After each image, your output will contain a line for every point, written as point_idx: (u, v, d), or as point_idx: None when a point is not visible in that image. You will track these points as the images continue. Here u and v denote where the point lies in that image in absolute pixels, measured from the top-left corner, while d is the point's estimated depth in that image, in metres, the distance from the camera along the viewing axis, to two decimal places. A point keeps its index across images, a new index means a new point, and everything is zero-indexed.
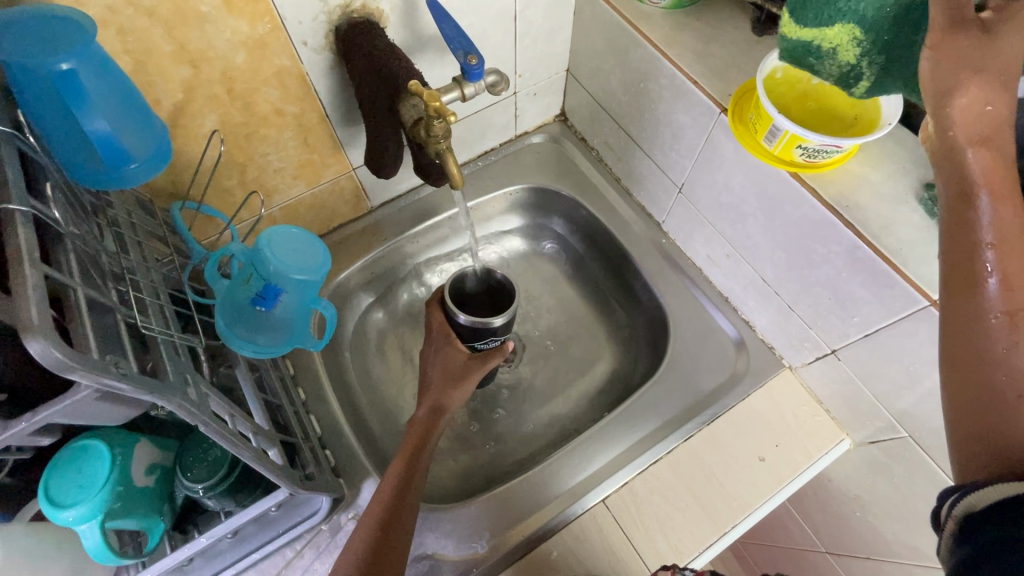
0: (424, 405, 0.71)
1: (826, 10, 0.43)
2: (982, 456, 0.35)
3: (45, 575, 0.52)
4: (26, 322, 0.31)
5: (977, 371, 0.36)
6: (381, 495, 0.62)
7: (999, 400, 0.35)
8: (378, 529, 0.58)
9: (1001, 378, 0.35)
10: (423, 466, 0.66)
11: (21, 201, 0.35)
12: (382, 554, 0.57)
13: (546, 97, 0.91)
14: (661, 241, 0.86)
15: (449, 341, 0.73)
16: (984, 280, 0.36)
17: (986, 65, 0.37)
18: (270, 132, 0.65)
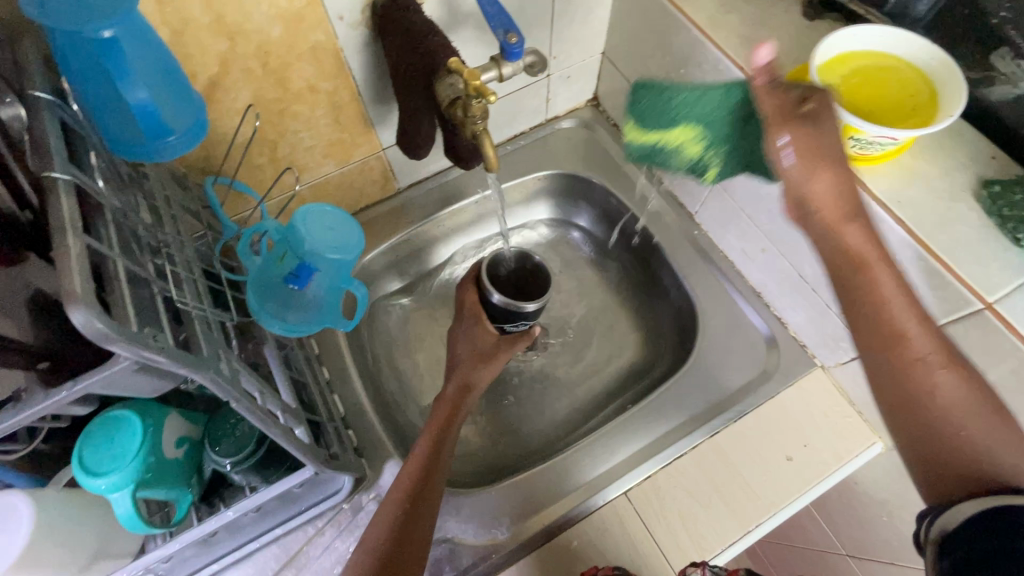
0: (452, 385, 0.72)
1: (668, 121, 0.60)
2: (947, 478, 0.44)
3: (78, 539, 0.53)
4: (70, 291, 0.31)
5: (919, 405, 0.45)
6: (409, 469, 0.62)
7: (941, 423, 0.44)
8: (406, 502, 0.59)
9: (938, 407, 0.44)
10: (450, 443, 0.66)
11: (64, 169, 0.35)
12: (409, 527, 0.57)
13: (580, 81, 0.89)
14: (693, 232, 0.84)
15: (478, 321, 0.74)
16: (900, 331, 0.46)
17: (834, 154, 0.47)
18: (303, 109, 0.65)
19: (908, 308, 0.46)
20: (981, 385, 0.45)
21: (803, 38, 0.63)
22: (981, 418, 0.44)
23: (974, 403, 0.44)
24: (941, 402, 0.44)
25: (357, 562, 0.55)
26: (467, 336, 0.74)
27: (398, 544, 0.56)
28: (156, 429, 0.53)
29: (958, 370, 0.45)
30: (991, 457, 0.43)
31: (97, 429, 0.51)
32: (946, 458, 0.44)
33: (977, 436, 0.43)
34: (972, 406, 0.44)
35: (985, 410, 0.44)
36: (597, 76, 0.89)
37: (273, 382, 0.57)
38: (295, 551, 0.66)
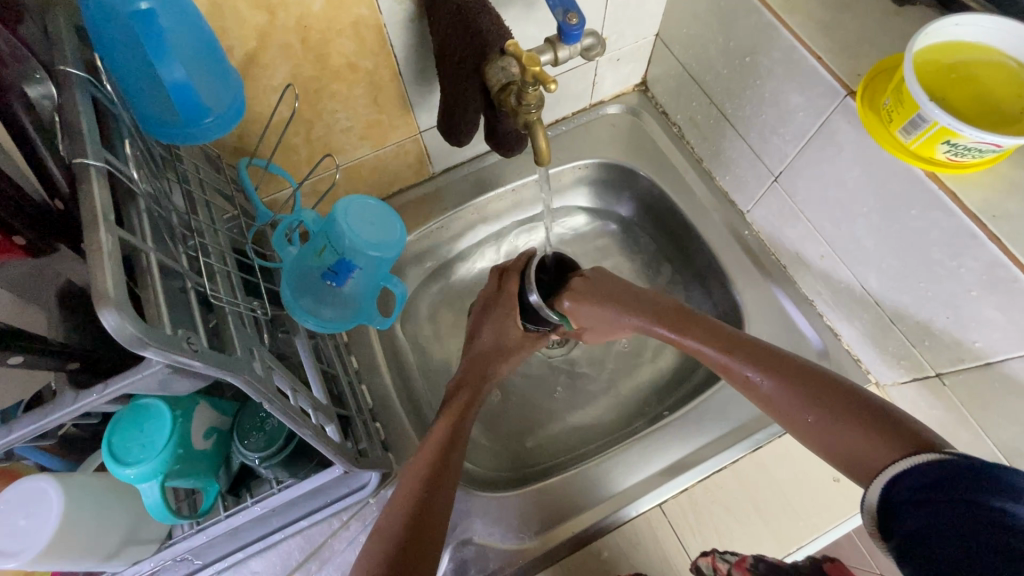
0: (464, 371, 0.70)
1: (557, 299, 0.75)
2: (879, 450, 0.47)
3: (109, 527, 0.53)
4: (102, 292, 0.29)
5: (783, 414, 0.55)
6: (423, 460, 0.59)
7: (810, 417, 0.53)
8: (421, 491, 0.56)
9: (789, 405, 0.55)
10: (465, 433, 0.63)
11: (97, 156, 0.33)
12: (422, 516, 0.54)
13: (629, 65, 0.83)
14: (743, 232, 0.79)
15: (510, 314, 0.72)
16: (720, 367, 0.61)
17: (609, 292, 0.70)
18: (342, 88, 0.61)
19: (707, 342, 0.62)
20: (810, 369, 0.55)
21: (890, 26, 0.57)
22: (823, 395, 0.53)
23: (812, 386, 0.54)
24: (787, 404, 0.55)
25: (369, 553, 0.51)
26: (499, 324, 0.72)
27: (416, 530, 0.52)
28: (186, 420, 0.52)
29: (781, 372, 0.56)
30: (858, 422, 0.50)
31: (127, 417, 0.50)
32: (828, 446, 0.52)
33: (830, 411, 0.52)
34: (806, 394, 0.54)
35: (821, 392, 0.53)
36: (648, 59, 0.84)
37: (303, 375, 0.55)
38: (318, 543, 0.65)
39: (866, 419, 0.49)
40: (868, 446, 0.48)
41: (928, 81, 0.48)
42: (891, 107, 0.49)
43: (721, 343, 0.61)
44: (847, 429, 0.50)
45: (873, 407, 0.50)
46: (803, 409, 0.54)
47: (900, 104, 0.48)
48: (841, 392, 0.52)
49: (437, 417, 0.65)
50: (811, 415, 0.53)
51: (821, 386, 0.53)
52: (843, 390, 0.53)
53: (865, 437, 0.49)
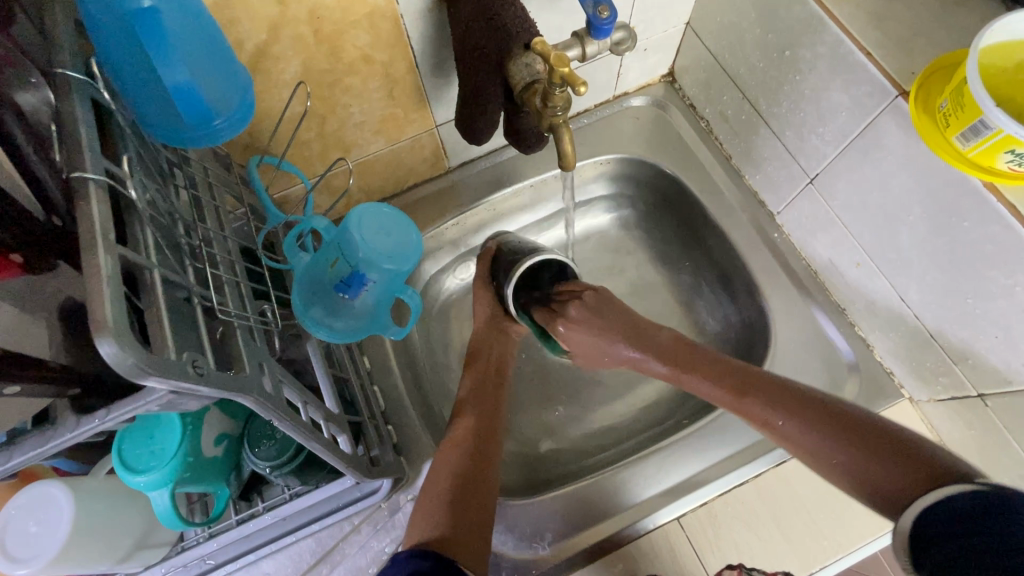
0: (474, 352, 0.70)
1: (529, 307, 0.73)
2: (922, 477, 0.45)
3: (122, 533, 0.52)
4: (100, 319, 0.27)
5: (811, 458, 0.52)
6: (461, 432, 0.60)
7: (839, 458, 0.50)
8: (464, 454, 0.58)
9: (817, 446, 0.52)
10: (496, 406, 0.65)
11: (96, 168, 0.30)
12: (470, 482, 0.56)
13: (657, 54, 0.79)
14: (772, 235, 0.75)
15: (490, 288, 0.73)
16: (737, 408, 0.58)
17: (605, 321, 0.67)
18: (356, 82, 0.58)
19: (712, 381, 0.60)
20: (826, 406, 0.53)
21: (949, 19, 0.52)
22: (844, 433, 0.51)
23: (834, 420, 0.52)
24: (808, 444, 0.52)
25: (427, 513, 0.54)
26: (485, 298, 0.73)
27: (476, 467, 0.57)
28: (197, 427, 0.51)
29: (797, 412, 0.54)
30: (884, 461, 0.47)
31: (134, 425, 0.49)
32: (856, 486, 0.49)
33: (861, 451, 0.49)
34: (830, 430, 0.51)
35: (846, 431, 0.51)
36: (677, 49, 0.79)
37: (316, 382, 0.53)
38: (330, 546, 0.64)
39: (893, 456, 0.47)
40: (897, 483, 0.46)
41: (992, 84, 0.44)
42: (949, 110, 0.45)
43: (730, 384, 0.59)
44: (875, 466, 0.48)
45: (899, 442, 0.48)
46: (823, 449, 0.51)
47: (960, 108, 0.44)
48: (863, 430, 0.50)
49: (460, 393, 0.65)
50: (840, 454, 0.50)
51: (843, 421, 0.51)
52: (863, 427, 0.50)
53: (891, 472, 0.47)
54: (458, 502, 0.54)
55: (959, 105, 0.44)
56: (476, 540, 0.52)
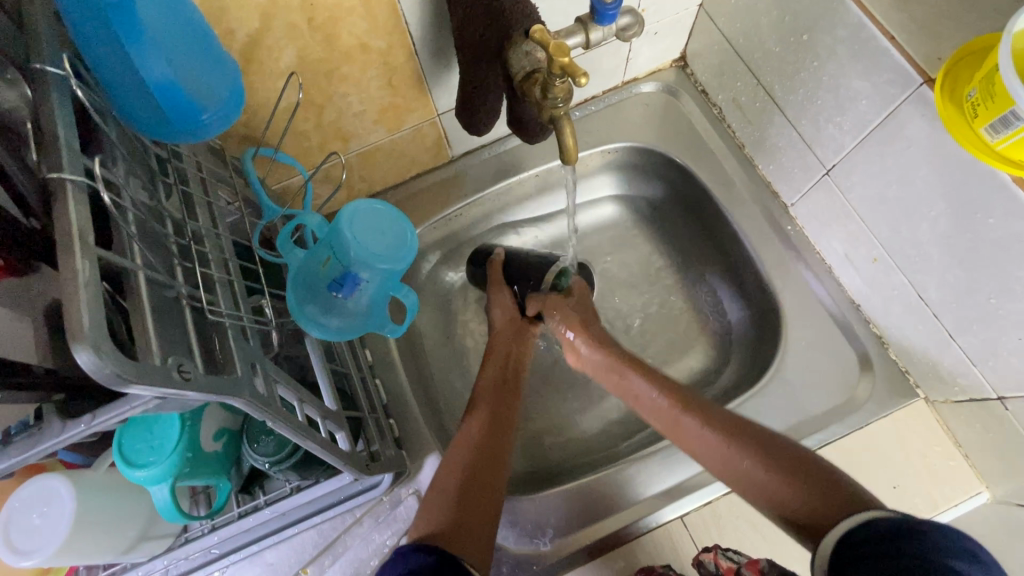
0: (493, 354, 0.68)
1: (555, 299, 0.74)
2: (816, 501, 0.47)
3: (124, 526, 0.53)
4: (76, 326, 0.26)
5: (687, 441, 0.58)
6: (472, 430, 0.59)
7: (710, 445, 0.55)
8: (475, 449, 0.57)
9: (695, 434, 0.57)
10: (511, 409, 0.63)
11: (75, 169, 0.29)
12: (476, 480, 0.54)
13: (668, 39, 0.75)
14: (786, 227, 0.72)
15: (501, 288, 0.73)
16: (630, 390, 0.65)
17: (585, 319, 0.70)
18: (353, 70, 0.56)
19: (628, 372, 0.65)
20: (729, 414, 0.57)
21: None
22: (739, 433, 0.54)
23: (722, 420, 0.56)
24: (707, 444, 0.56)
25: (432, 508, 0.52)
26: (500, 301, 0.72)
27: (486, 460, 0.56)
28: (197, 423, 0.51)
29: (699, 411, 0.58)
30: (775, 466, 0.51)
31: (131, 422, 0.50)
32: (740, 484, 0.53)
33: (737, 448, 0.54)
34: (710, 422, 0.57)
35: (725, 425, 0.56)
36: (688, 32, 0.76)
37: (314, 379, 0.52)
38: (332, 538, 0.65)
39: (772, 455, 0.52)
40: (781, 484, 0.50)
41: None
42: (977, 100, 0.42)
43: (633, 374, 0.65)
44: (750, 466, 0.52)
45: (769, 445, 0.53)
46: (719, 445, 0.55)
47: (991, 97, 0.41)
48: (753, 433, 0.54)
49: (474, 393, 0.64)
50: (717, 447, 0.55)
51: (730, 422, 0.56)
52: (757, 432, 0.54)
53: (775, 479, 0.50)
54: (464, 498, 0.52)
55: (989, 93, 0.41)
56: (482, 534, 0.50)
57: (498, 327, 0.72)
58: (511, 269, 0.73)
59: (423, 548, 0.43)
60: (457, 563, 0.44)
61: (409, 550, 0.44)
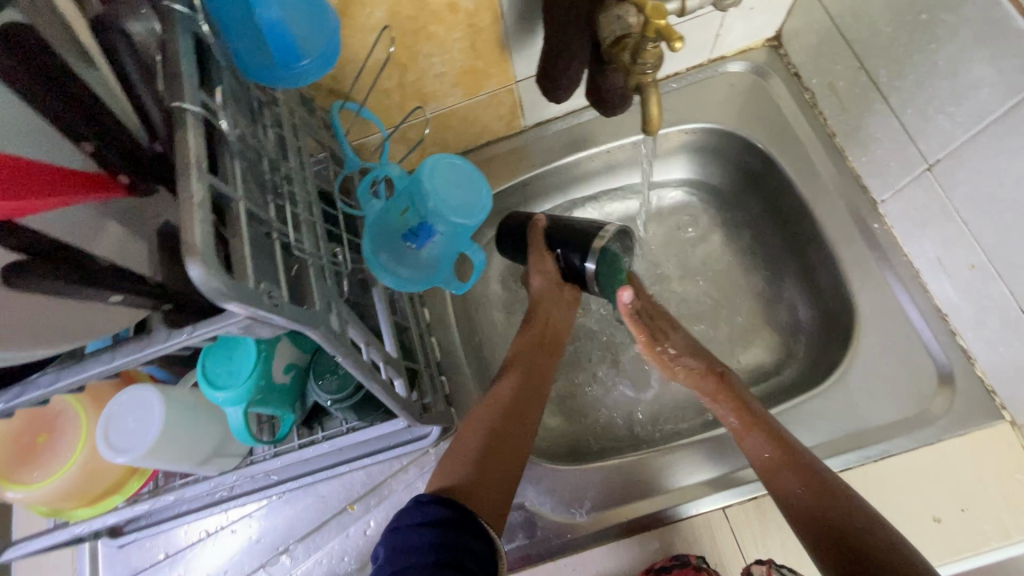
0: (529, 324, 0.66)
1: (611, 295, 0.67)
2: (895, 568, 0.45)
3: (202, 441, 0.58)
4: (190, 242, 0.29)
5: (767, 471, 0.54)
6: (502, 392, 0.58)
7: (785, 481, 0.53)
8: (504, 412, 0.56)
9: (770, 460, 0.55)
10: (545, 375, 0.62)
11: (194, 100, 0.32)
12: (500, 442, 0.54)
13: (764, 15, 0.71)
14: (872, 225, 0.68)
15: (540, 253, 0.67)
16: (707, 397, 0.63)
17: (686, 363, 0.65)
18: (439, 31, 0.57)
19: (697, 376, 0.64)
20: (809, 456, 0.54)
21: None
22: (812, 471, 0.53)
23: (794, 456, 0.54)
24: (771, 470, 0.54)
25: (455, 459, 0.53)
26: (542, 271, 0.67)
27: (511, 421, 0.56)
28: (271, 354, 0.55)
29: (792, 456, 0.54)
30: (851, 523, 0.49)
31: (214, 348, 0.54)
32: (805, 522, 0.51)
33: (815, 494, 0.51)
34: (784, 453, 0.54)
35: (803, 466, 0.53)
36: (788, 9, 0.70)
37: (377, 327, 0.55)
38: (379, 480, 0.69)
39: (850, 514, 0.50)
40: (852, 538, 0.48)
41: None
42: None
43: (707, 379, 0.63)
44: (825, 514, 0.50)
45: (851, 503, 0.50)
46: (790, 482, 0.53)
47: None
48: (832, 486, 0.52)
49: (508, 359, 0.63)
50: (796, 485, 0.52)
51: (802, 461, 0.54)
52: (853, 502, 0.51)
53: (836, 526, 0.49)
54: (489, 458, 0.52)
55: None
56: (500, 498, 0.51)
57: (539, 291, 0.68)
58: (555, 235, 0.66)
59: (439, 500, 0.45)
60: (472, 519, 0.44)
61: (427, 500, 0.45)
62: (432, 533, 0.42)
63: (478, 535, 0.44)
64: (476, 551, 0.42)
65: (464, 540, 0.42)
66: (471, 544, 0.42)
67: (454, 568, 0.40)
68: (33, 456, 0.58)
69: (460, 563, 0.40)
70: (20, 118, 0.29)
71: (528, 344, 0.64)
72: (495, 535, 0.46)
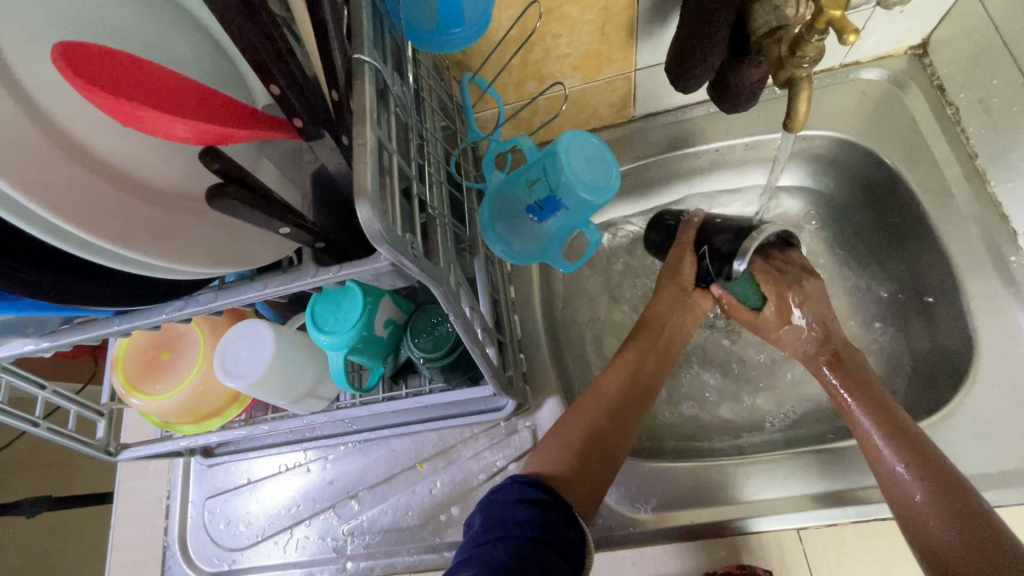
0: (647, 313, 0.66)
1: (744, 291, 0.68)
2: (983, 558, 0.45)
3: (301, 377, 0.62)
4: (360, 184, 0.31)
5: (874, 450, 0.54)
6: (607, 389, 0.58)
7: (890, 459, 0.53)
8: (607, 408, 0.56)
9: (879, 438, 0.55)
10: (655, 372, 0.61)
11: (370, 54, 0.36)
12: (602, 441, 0.54)
13: (916, 20, 0.65)
14: (1008, 257, 0.62)
15: (682, 250, 0.68)
16: (827, 374, 0.63)
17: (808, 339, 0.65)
18: (573, 11, 0.57)
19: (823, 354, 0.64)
20: (930, 446, 0.52)
21: None
22: (944, 481, 0.50)
23: (912, 443, 0.53)
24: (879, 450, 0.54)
25: (554, 446, 0.53)
26: (675, 271, 0.67)
27: (612, 420, 0.55)
28: (375, 307, 0.58)
29: (908, 445, 0.52)
30: (950, 513, 0.48)
31: (324, 296, 0.58)
32: (903, 504, 0.51)
33: (922, 481, 0.50)
34: (900, 434, 0.54)
35: (917, 450, 0.52)
36: (943, 15, 0.65)
37: (475, 294, 0.56)
38: (449, 445, 0.72)
39: (950, 503, 0.49)
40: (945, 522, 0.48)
41: None
42: None
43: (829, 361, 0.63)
44: (924, 497, 0.50)
45: (959, 496, 0.49)
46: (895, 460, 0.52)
47: None
48: (946, 478, 0.50)
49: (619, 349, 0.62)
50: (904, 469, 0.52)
51: (921, 449, 0.52)
52: (962, 493, 0.49)
53: (934, 510, 0.49)
54: (587, 451, 0.52)
55: None
56: (593, 489, 0.51)
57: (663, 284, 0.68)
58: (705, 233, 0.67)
59: (538, 484, 0.46)
60: (567, 509, 0.45)
61: (523, 481, 0.46)
62: (530, 510, 0.43)
63: (573, 526, 0.44)
64: (568, 539, 0.43)
65: (559, 526, 0.43)
66: (565, 531, 0.43)
67: (550, 548, 0.41)
68: (157, 370, 0.65)
69: (555, 545, 0.41)
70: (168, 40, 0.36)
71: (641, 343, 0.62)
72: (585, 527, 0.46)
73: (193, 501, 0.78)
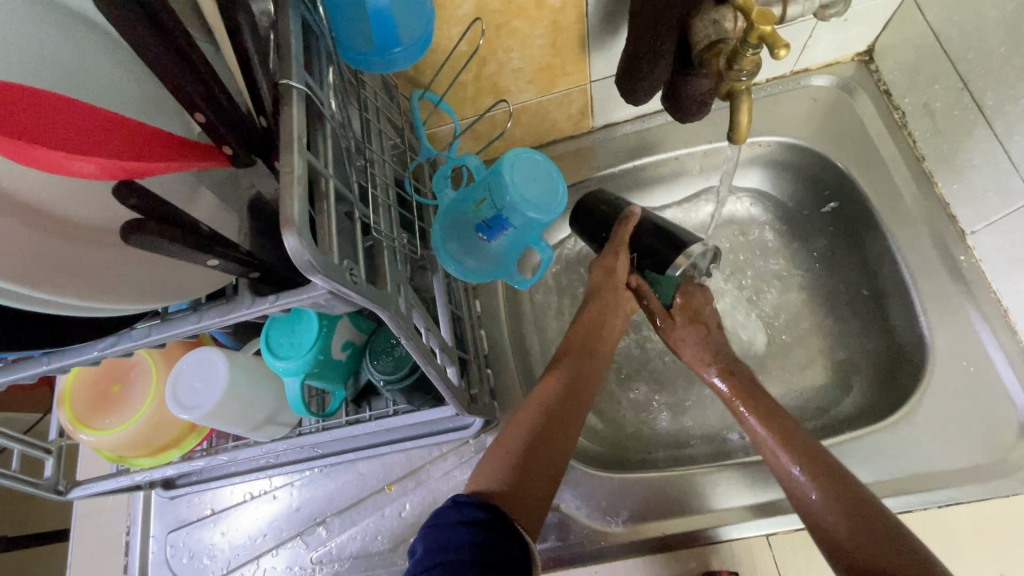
0: (579, 326, 0.65)
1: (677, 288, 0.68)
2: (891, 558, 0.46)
3: (257, 406, 0.60)
4: (288, 215, 0.30)
5: (780, 468, 0.55)
6: (545, 397, 0.57)
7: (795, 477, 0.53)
8: (546, 417, 0.55)
9: (781, 455, 0.55)
10: (595, 374, 0.62)
11: (300, 78, 0.35)
12: (542, 451, 0.53)
13: (861, 27, 0.67)
14: (957, 257, 0.64)
15: (618, 250, 0.66)
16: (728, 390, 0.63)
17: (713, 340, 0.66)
18: (523, 26, 0.56)
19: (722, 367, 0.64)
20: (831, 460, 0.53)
21: None
22: (849, 491, 0.50)
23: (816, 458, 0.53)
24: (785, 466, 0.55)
25: (494, 462, 0.52)
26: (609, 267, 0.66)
27: (551, 427, 0.55)
28: (331, 331, 0.56)
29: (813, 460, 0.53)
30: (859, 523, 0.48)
31: (278, 321, 0.56)
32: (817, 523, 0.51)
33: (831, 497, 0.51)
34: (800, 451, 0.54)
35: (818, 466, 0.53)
36: (885, 21, 0.67)
37: (434, 313, 0.56)
38: (418, 465, 0.70)
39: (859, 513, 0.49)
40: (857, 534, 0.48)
41: None
42: None
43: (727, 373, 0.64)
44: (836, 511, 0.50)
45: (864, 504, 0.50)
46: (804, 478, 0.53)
47: None
48: (851, 488, 0.51)
49: (554, 358, 0.62)
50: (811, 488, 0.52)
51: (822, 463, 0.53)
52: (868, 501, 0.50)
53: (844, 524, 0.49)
54: (528, 464, 0.52)
55: None
56: (536, 503, 0.51)
57: (599, 279, 0.67)
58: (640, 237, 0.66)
59: (478, 503, 0.45)
60: (510, 526, 0.44)
61: (465, 501, 0.45)
62: (472, 532, 0.42)
63: (516, 541, 0.44)
64: (512, 554, 0.42)
65: (504, 546, 0.42)
66: (508, 548, 0.42)
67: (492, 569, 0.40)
68: (109, 404, 0.62)
69: (497, 564, 0.41)
70: (91, 71, 0.35)
71: (575, 346, 0.62)
72: (531, 543, 0.46)
73: (154, 536, 0.75)
